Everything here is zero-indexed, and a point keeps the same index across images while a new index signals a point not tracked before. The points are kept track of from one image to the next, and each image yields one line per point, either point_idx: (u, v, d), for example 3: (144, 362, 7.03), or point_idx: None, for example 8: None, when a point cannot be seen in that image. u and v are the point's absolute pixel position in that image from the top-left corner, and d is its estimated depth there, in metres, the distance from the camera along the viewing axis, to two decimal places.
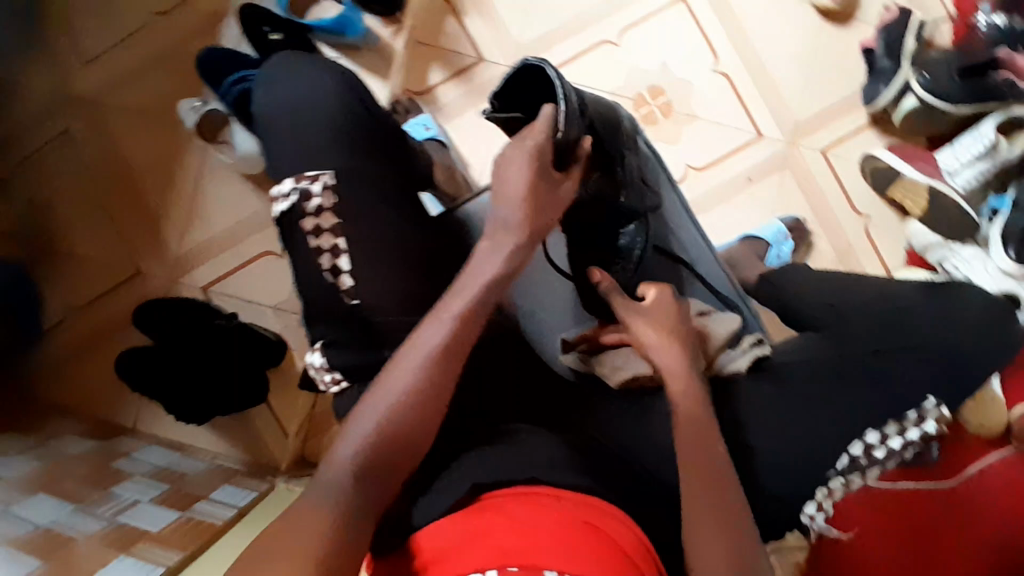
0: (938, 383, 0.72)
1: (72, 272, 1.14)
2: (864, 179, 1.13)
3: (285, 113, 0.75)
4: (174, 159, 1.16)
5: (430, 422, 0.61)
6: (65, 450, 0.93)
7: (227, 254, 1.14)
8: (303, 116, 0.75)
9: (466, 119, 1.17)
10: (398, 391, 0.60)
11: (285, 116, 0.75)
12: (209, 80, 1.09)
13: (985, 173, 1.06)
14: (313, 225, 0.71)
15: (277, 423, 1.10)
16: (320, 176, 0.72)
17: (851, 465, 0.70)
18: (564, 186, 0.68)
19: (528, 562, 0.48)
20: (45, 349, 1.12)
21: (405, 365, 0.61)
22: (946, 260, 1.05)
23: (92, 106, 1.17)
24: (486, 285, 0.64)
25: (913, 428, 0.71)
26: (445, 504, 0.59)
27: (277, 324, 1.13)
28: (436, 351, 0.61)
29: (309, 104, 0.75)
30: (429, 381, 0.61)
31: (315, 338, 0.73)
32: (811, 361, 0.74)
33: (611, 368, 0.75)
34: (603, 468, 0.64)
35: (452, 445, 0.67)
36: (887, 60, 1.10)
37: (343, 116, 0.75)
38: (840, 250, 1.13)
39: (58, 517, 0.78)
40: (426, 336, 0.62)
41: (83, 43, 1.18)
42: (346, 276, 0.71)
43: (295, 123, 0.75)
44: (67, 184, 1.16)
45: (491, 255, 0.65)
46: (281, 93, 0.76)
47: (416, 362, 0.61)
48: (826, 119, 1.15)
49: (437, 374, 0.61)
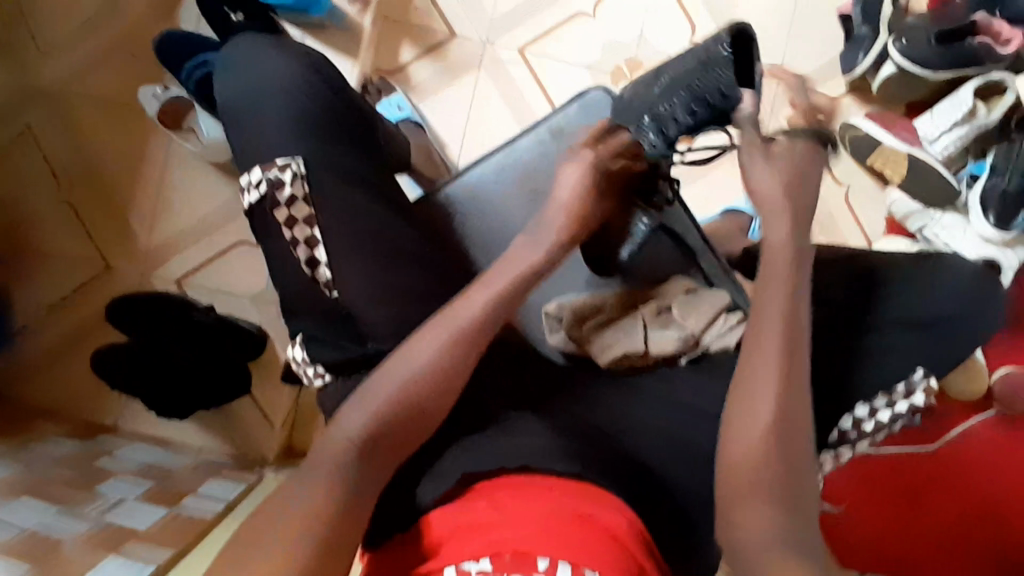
0: (922, 351, 0.72)
1: (39, 269, 1.11)
2: (841, 146, 1.13)
3: (248, 106, 0.73)
4: (140, 148, 1.12)
5: (441, 400, 0.61)
6: (44, 452, 0.91)
7: (199, 245, 1.11)
8: (267, 108, 0.72)
9: (441, 98, 1.15)
10: (419, 368, 0.61)
11: (248, 109, 0.73)
12: (172, 66, 1.06)
13: (965, 138, 1.06)
14: (286, 216, 0.69)
15: (260, 413, 1.08)
16: (289, 165, 0.69)
17: (840, 439, 0.71)
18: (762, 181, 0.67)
19: (520, 549, 0.50)
20: (17, 350, 1.09)
21: (397, 372, 0.61)
22: (927, 227, 1.07)
23: (52, 96, 1.12)
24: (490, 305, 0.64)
25: (901, 400, 0.70)
26: (436, 492, 0.59)
27: (257, 316, 1.10)
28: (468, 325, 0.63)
29: (271, 95, 0.72)
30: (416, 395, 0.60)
31: (295, 331, 0.71)
32: None
33: (601, 346, 0.74)
34: (596, 449, 0.63)
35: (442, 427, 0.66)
36: (863, 26, 1.09)
37: (304, 104, 0.72)
38: (821, 220, 1.13)
39: (41, 519, 0.76)
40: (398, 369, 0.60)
41: (38, 30, 1.13)
42: (324, 267, 0.69)
43: (258, 116, 0.72)
44: (32, 178, 1.12)
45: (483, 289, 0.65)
46: (244, 82, 0.73)
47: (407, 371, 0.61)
48: (806, 88, 1.15)
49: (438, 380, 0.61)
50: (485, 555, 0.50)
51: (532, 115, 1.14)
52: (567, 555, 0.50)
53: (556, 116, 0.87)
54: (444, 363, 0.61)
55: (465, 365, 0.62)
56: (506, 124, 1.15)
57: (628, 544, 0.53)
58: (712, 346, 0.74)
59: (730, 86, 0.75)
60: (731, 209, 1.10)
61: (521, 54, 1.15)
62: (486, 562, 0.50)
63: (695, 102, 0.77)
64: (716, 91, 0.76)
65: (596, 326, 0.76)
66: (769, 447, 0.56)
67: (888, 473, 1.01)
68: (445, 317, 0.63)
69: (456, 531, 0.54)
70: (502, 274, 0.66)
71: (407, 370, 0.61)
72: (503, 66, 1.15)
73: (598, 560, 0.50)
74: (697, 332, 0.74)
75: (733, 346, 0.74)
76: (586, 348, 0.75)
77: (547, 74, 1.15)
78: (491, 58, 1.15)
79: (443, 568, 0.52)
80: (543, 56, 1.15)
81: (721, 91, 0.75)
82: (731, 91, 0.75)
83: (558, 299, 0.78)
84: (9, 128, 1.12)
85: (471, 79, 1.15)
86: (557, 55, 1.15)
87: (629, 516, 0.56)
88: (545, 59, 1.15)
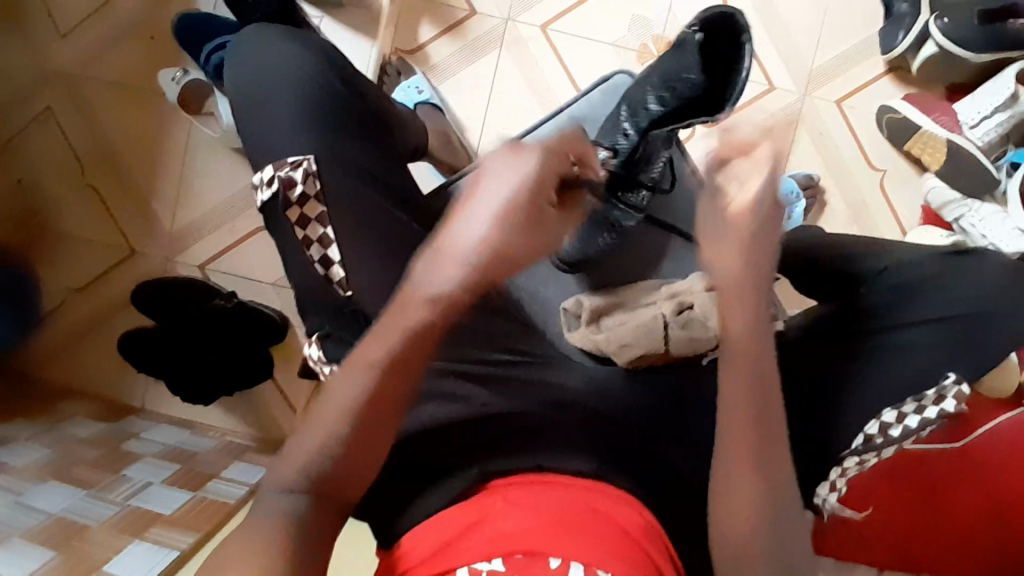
0: (955, 356, 0.67)
1: (65, 252, 1.13)
2: (880, 130, 1.09)
3: (254, 95, 0.69)
4: (160, 131, 1.13)
5: (356, 467, 0.56)
6: (73, 435, 0.94)
7: (218, 230, 1.12)
8: (272, 96, 0.68)
9: (461, 78, 1.12)
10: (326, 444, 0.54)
11: (252, 103, 0.69)
12: (188, 49, 1.05)
13: (1008, 124, 1.00)
14: (299, 215, 0.66)
15: (282, 396, 1.10)
16: (301, 162, 0.65)
17: (866, 446, 0.67)
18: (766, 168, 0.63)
19: (533, 549, 0.49)
20: (47, 331, 1.11)
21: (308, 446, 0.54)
22: (963, 217, 1.01)
23: (73, 81, 1.13)
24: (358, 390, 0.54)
25: (931, 405, 0.66)
26: (450, 494, 0.60)
27: (277, 301, 1.11)
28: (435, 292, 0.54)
29: (278, 90, 0.68)
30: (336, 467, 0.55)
31: (312, 329, 0.67)
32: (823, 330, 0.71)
33: (618, 345, 0.71)
34: (618, 453, 0.64)
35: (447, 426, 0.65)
36: (904, 4, 1.03)
37: (308, 91, 0.68)
38: (854, 207, 1.10)
39: (70, 503, 0.78)
40: (369, 344, 0.55)
41: (59, 13, 1.13)
42: (337, 267, 0.65)
43: (265, 106, 0.68)
44: (55, 163, 1.13)
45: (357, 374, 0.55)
46: (249, 78, 0.69)
47: (315, 443, 0.54)
48: (840, 69, 1.10)
49: (348, 456, 0.55)
50: (497, 556, 0.49)
51: (554, 97, 1.11)
52: (580, 556, 0.48)
53: (578, 104, 0.85)
54: (383, 372, 0.55)
55: (373, 430, 0.55)
56: (527, 106, 1.12)
57: (643, 545, 0.53)
58: None
59: (692, 71, 0.73)
60: None
61: (543, 32, 1.11)
62: (498, 562, 0.49)
63: (664, 90, 0.75)
64: (680, 76, 0.74)
65: (610, 322, 0.75)
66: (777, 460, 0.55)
67: (913, 465, 0.98)
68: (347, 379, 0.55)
69: (470, 528, 0.53)
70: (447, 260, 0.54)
71: (384, 345, 0.54)
72: (524, 44, 1.12)
73: (614, 561, 0.49)
74: None
75: None
76: (602, 345, 0.73)
77: (571, 54, 1.11)
78: (512, 37, 1.12)
79: (454, 569, 0.50)
80: (566, 34, 1.11)
81: (682, 75, 0.74)
82: (691, 76, 0.73)
83: (578, 295, 0.79)
84: (31, 113, 1.14)
85: (491, 59, 1.12)
86: (581, 33, 1.11)
87: (646, 516, 0.57)
88: (567, 38, 1.11)
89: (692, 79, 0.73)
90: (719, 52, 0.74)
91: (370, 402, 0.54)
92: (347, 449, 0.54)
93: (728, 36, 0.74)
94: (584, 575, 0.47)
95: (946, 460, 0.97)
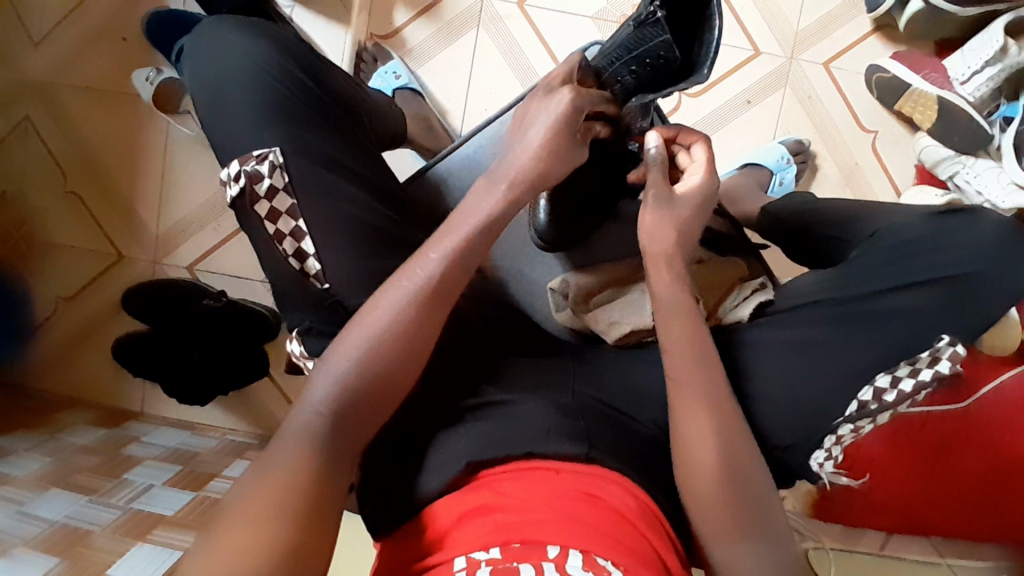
0: (950, 317, 0.62)
1: (56, 261, 1.13)
2: (869, 91, 1.07)
3: (214, 90, 0.67)
4: (140, 132, 1.12)
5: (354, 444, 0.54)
6: (73, 443, 0.94)
7: (205, 230, 1.11)
8: (234, 91, 0.66)
9: (439, 61, 1.10)
10: (332, 396, 0.53)
11: (211, 100, 0.67)
12: (160, 48, 1.04)
13: (998, 79, 0.97)
14: (268, 210, 0.65)
15: (278, 392, 1.10)
16: (266, 155, 0.64)
17: (861, 412, 0.62)
18: (680, 198, 0.64)
19: (529, 537, 0.48)
20: (44, 339, 1.12)
21: (315, 390, 0.54)
22: (957, 174, 0.99)
23: (51, 88, 1.12)
24: (376, 343, 0.55)
25: (925, 368, 0.62)
26: (441, 482, 0.56)
27: (269, 298, 1.10)
28: (453, 266, 0.58)
29: (237, 85, 0.66)
30: (337, 418, 0.53)
31: (292, 325, 0.68)
32: (827, 294, 0.67)
33: (607, 324, 0.72)
34: (601, 431, 0.61)
35: (431, 413, 0.63)
36: None
37: (271, 82, 0.67)
38: (847, 170, 1.08)
39: (72, 510, 0.78)
40: (380, 309, 0.56)
41: (32, 21, 1.12)
42: (312, 259, 0.65)
43: (226, 102, 0.67)
44: (38, 170, 1.13)
45: (370, 327, 0.56)
46: (207, 73, 0.68)
47: (325, 388, 0.54)
48: (826, 28, 1.08)
49: (352, 415, 0.54)
50: (495, 543, 0.48)
51: (535, 75, 1.09)
52: (576, 543, 0.47)
53: None
54: (394, 331, 0.55)
55: (385, 394, 0.55)
56: (509, 84, 1.10)
57: (639, 525, 0.52)
58: (725, 318, 0.71)
59: (667, 48, 0.60)
60: (751, 162, 1.03)
61: (521, 8, 1.09)
62: (496, 551, 0.47)
63: (635, 63, 0.63)
64: (654, 51, 0.61)
65: (602, 300, 0.75)
66: (742, 445, 0.56)
67: (917, 430, 0.97)
68: (353, 329, 0.56)
69: (465, 518, 0.52)
70: (459, 230, 0.59)
71: (386, 316, 0.56)
72: (501, 21, 1.09)
73: (610, 546, 0.48)
74: (708, 301, 0.72)
75: (748, 319, 0.70)
76: (591, 325, 0.74)
77: (550, 28, 1.09)
78: (489, 15, 1.10)
79: (452, 558, 0.49)
80: (543, 9, 1.09)
81: (657, 49, 0.61)
82: (671, 53, 0.60)
83: (565, 275, 0.78)
84: (12, 121, 1.13)
85: (469, 39, 1.10)
86: (558, 7, 1.09)
87: (642, 499, 0.55)
88: (546, 12, 1.09)
89: (672, 55, 0.61)
90: (676, 24, 0.62)
91: (398, 355, 0.55)
92: (358, 410, 0.54)
93: (690, 4, 0.62)
94: (583, 562, 0.46)
95: (948, 420, 0.96)
